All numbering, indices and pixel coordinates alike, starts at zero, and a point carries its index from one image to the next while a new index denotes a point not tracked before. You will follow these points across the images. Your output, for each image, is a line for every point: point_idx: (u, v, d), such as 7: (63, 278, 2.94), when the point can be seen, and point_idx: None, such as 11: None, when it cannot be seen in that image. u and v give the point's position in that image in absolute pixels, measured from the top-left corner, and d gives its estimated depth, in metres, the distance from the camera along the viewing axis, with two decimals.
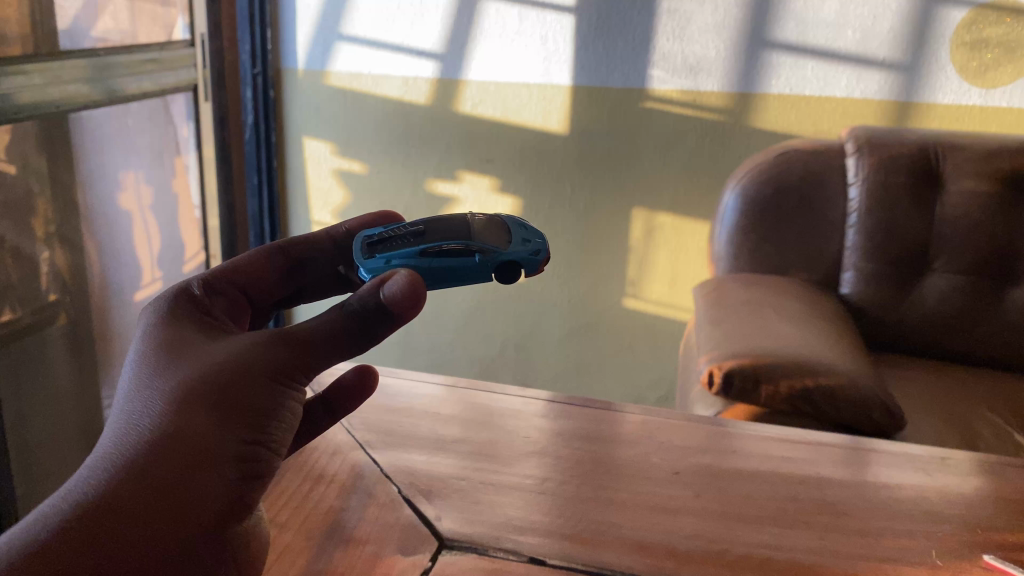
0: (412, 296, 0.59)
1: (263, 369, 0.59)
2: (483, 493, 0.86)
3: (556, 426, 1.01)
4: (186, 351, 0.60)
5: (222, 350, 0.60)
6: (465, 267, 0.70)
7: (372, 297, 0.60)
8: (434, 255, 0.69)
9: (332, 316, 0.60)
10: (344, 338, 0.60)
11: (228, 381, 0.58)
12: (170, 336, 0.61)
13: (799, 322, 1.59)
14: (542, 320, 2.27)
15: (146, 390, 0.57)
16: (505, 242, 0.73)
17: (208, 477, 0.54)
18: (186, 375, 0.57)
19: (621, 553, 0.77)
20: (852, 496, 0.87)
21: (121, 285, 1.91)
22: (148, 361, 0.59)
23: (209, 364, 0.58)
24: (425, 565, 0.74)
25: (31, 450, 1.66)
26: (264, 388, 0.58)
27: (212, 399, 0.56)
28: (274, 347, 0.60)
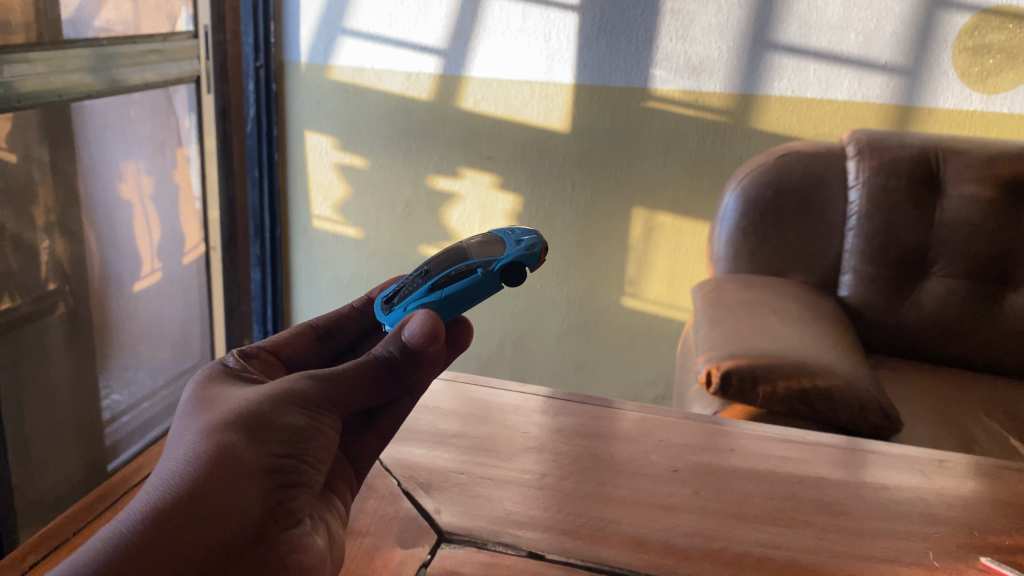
0: (433, 332, 0.68)
1: (290, 397, 0.65)
2: (482, 487, 0.86)
3: (555, 422, 1.02)
4: (222, 395, 0.66)
5: (255, 391, 0.66)
6: (470, 284, 0.76)
7: (398, 344, 0.68)
8: (442, 286, 0.76)
9: (358, 360, 0.68)
10: (367, 373, 0.67)
11: (262, 410, 0.63)
12: (209, 388, 0.68)
13: (798, 324, 1.59)
14: (540, 317, 2.28)
15: (188, 426, 0.63)
16: (502, 249, 0.78)
17: (244, 489, 0.59)
18: (223, 409, 0.64)
19: (619, 549, 0.77)
20: (849, 497, 0.87)
21: (120, 275, 1.91)
22: (189, 406, 0.66)
23: (244, 399, 0.65)
24: (424, 558, 0.75)
25: (27, 438, 1.66)
26: (292, 412, 0.64)
27: (246, 424, 0.62)
28: (301, 381, 0.66)
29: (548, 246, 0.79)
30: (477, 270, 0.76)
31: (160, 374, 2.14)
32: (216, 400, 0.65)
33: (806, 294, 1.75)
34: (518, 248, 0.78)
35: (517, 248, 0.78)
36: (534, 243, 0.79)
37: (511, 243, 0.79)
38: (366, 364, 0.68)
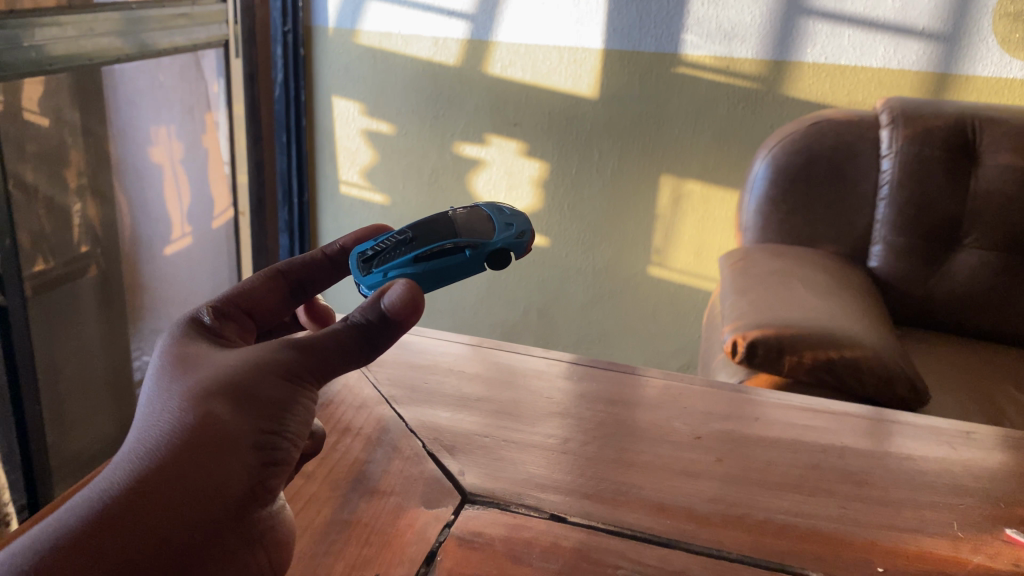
0: (411, 301, 0.66)
1: (271, 368, 0.62)
2: (505, 450, 0.87)
3: (578, 388, 1.02)
4: (203, 358, 0.63)
5: (236, 357, 0.63)
6: (455, 263, 0.79)
7: (375, 311, 0.66)
8: (425, 260, 0.78)
9: (337, 327, 0.66)
10: (348, 345, 0.65)
11: (243, 381, 0.61)
12: (188, 349, 0.65)
13: (827, 295, 1.58)
14: (566, 285, 2.28)
15: (167, 392, 0.60)
16: (490, 233, 0.82)
17: (226, 465, 0.57)
18: (203, 376, 0.61)
19: (641, 514, 0.77)
20: (874, 466, 0.87)
21: (151, 239, 1.93)
22: (167, 367, 0.62)
23: (226, 366, 0.62)
24: (448, 518, 0.76)
25: (62, 398, 1.70)
26: (272, 382, 0.62)
27: (227, 395, 0.59)
28: (282, 350, 0.64)
29: (535, 238, 0.84)
30: (464, 250, 0.80)
31: None
32: (195, 364, 0.62)
33: (835, 264, 1.74)
34: (507, 234, 0.82)
35: (505, 236, 0.82)
36: (524, 230, 0.83)
37: (498, 228, 0.83)
38: (343, 334, 0.65)
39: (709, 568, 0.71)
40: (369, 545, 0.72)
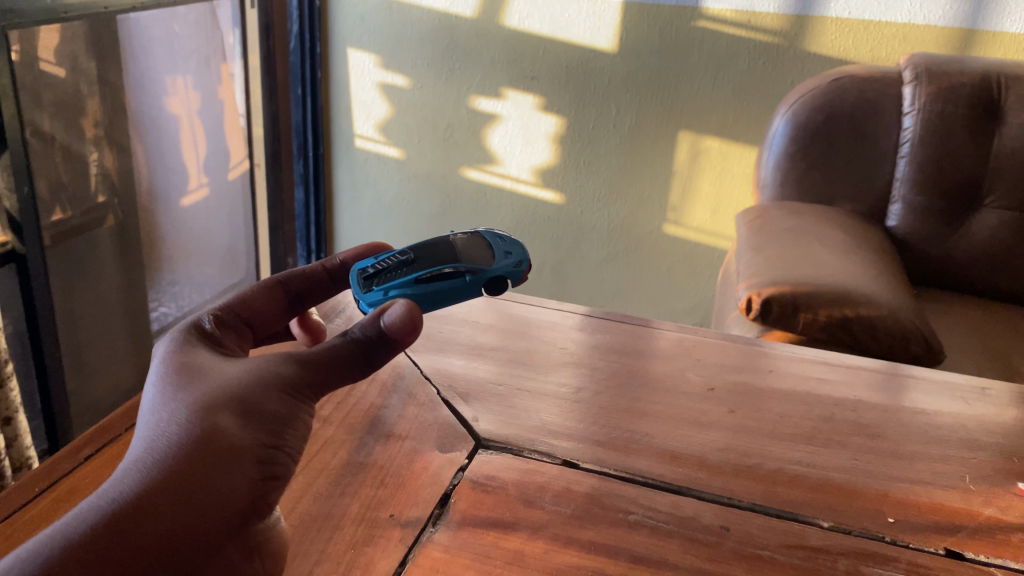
0: (410, 322, 0.65)
1: (272, 383, 0.62)
2: (519, 398, 0.88)
3: (592, 339, 1.03)
4: (205, 369, 0.63)
5: (237, 370, 0.63)
6: (455, 287, 0.78)
7: (373, 328, 0.65)
8: (427, 281, 0.77)
9: (336, 342, 0.65)
10: (348, 361, 0.65)
11: (244, 395, 0.60)
12: (189, 357, 0.64)
13: (844, 253, 1.57)
14: (582, 241, 2.27)
15: (168, 401, 0.59)
16: (490, 259, 0.82)
17: (228, 478, 0.56)
18: (208, 389, 0.60)
19: (653, 462, 0.78)
20: (887, 419, 0.87)
21: (167, 190, 1.94)
22: (168, 376, 0.62)
23: (230, 379, 0.62)
24: (462, 463, 0.77)
25: (81, 345, 1.73)
26: (272, 397, 0.61)
27: (229, 408, 0.59)
28: (284, 366, 0.63)
29: (530, 269, 0.84)
30: (465, 275, 0.79)
31: (208, 290, 2.19)
32: (197, 375, 0.62)
33: (853, 222, 1.73)
34: (505, 262, 0.81)
35: (505, 262, 0.82)
36: (521, 260, 0.83)
37: (496, 254, 0.82)
38: (344, 349, 0.65)
39: (720, 515, 0.71)
40: (384, 487, 0.73)
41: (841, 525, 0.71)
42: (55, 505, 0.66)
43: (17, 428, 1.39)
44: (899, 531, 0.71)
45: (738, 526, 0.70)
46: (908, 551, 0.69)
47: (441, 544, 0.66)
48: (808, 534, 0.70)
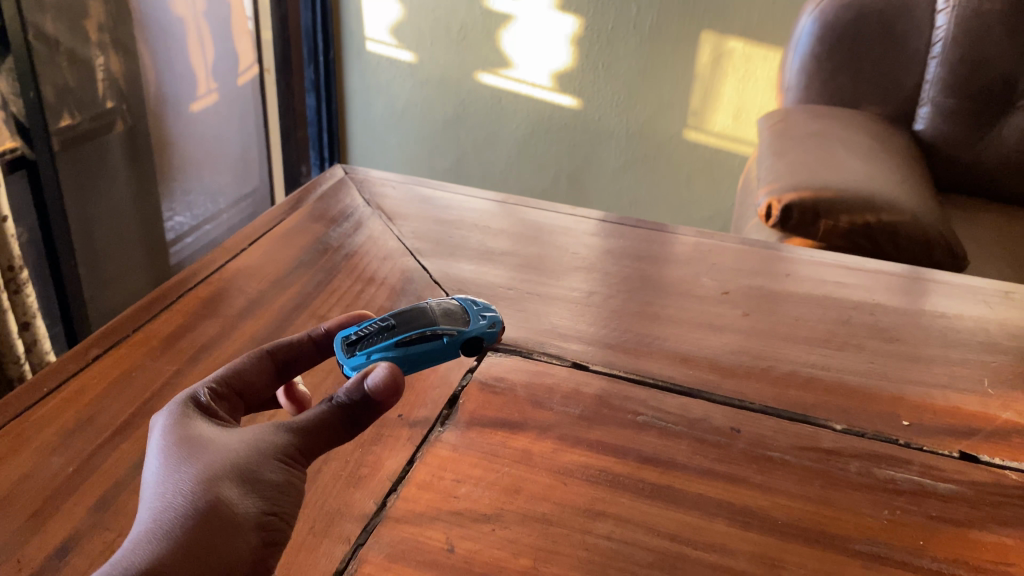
0: (393, 384, 0.54)
1: (262, 446, 0.49)
2: (531, 302, 0.86)
3: (606, 244, 1.00)
4: (193, 428, 0.50)
5: (228, 433, 0.50)
6: (431, 350, 0.65)
7: (357, 392, 0.53)
8: (406, 342, 0.64)
9: (321, 410, 0.53)
10: (337, 428, 0.52)
11: (236, 459, 0.47)
12: (176, 414, 0.51)
13: (869, 157, 1.52)
14: (599, 148, 2.23)
15: (151, 475, 0.46)
16: (463, 318, 0.69)
17: (226, 557, 0.43)
18: (211, 458, 0.47)
19: (664, 364, 0.77)
20: (906, 323, 0.85)
21: (176, 96, 1.90)
22: (152, 443, 0.49)
23: (233, 446, 0.48)
24: (470, 365, 0.76)
25: (97, 253, 1.73)
26: (265, 461, 0.48)
27: (219, 473, 0.46)
28: (275, 430, 0.50)
29: (502, 329, 0.72)
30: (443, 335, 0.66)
31: (222, 198, 2.17)
32: (185, 435, 0.49)
33: (879, 125, 1.68)
34: (481, 323, 0.70)
35: (476, 321, 0.70)
36: (495, 319, 0.71)
37: (465, 312, 0.70)
38: (331, 418, 0.52)
39: (731, 417, 0.71)
40: None
41: (855, 428, 0.70)
42: (66, 403, 0.67)
43: (36, 333, 1.40)
44: (914, 435, 0.70)
45: (749, 428, 0.69)
46: (922, 453, 0.68)
47: (449, 443, 0.66)
48: (821, 436, 0.69)
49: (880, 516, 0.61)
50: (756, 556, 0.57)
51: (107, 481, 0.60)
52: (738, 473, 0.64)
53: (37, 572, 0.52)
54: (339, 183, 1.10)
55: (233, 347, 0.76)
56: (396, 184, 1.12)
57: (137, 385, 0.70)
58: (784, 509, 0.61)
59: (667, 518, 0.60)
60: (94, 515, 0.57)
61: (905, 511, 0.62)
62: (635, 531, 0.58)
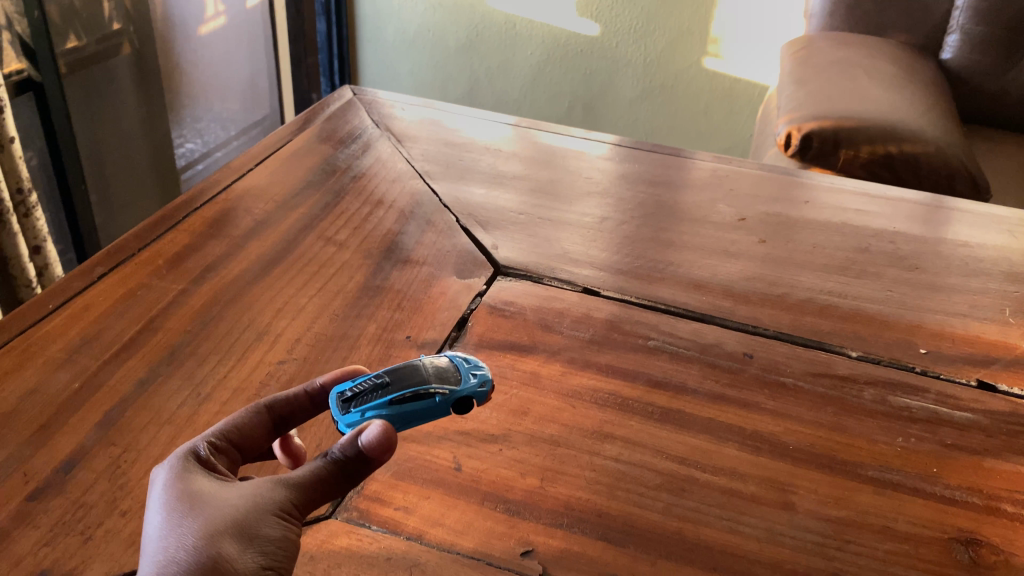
0: (384, 443, 0.45)
1: (258, 503, 0.42)
2: (542, 227, 0.85)
3: (620, 169, 0.98)
4: (191, 479, 0.44)
5: (225, 487, 0.43)
6: (424, 411, 0.51)
7: (352, 447, 0.45)
8: (400, 400, 0.50)
9: (317, 464, 0.45)
10: (334, 485, 0.44)
11: (229, 519, 0.41)
12: (172, 463, 0.45)
13: (893, 86, 1.48)
14: (615, 78, 2.18)
15: (151, 537, 0.41)
16: (453, 368, 0.54)
17: None
18: (207, 522, 0.41)
19: (677, 290, 0.76)
20: (927, 252, 0.83)
21: (184, 19, 1.85)
22: (153, 499, 0.43)
23: (231, 505, 0.42)
24: (479, 289, 0.75)
25: (107, 179, 1.72)
26: (261, 520, 0.41)
27: (212, 538, 0.40)
28: (271, 484, 0.43)
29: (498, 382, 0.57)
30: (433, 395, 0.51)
31: (232, 126, 2.15)
32: (181, 489, 0.43)
33: (905, 53, 1.62)
34: (472, 376, 0.54)
35: (473, 374, 0.54)
36: (487, 369, 0.55)
37: (460, 361, 0.55)
38: (327, 473, 0.44)
39: (743, 343, 0.69)
40: (400, 310, 0.71)
41: (871, 355, 0.69)
42: (72, 321, 0.66)
43: (47, 257, 1.39)
44: (932, 362, 0.68)
45: (761, 354, 0.68)
46: (938, 381, 0.66)
47: None
48: (835, 363, 0.68)
49: (893, 444, 0.60)
50: (766, 480, 0.56)
51: (112, 398, 0.59)
52: (750, 398, 0.63)
53: (44, 485, 0.52)
54: (348, 103, 1.08)
55: (239, 269, 0.75)
56: (406, 106, 1.09)
57: (142, 303, 0.69)
58: (795, 434, 0.60)
59: (677, 442, 0.59)
60: (100, 431, 0.57)
61: (918, 438, 0.61)
62: (643, 454, 0.58)
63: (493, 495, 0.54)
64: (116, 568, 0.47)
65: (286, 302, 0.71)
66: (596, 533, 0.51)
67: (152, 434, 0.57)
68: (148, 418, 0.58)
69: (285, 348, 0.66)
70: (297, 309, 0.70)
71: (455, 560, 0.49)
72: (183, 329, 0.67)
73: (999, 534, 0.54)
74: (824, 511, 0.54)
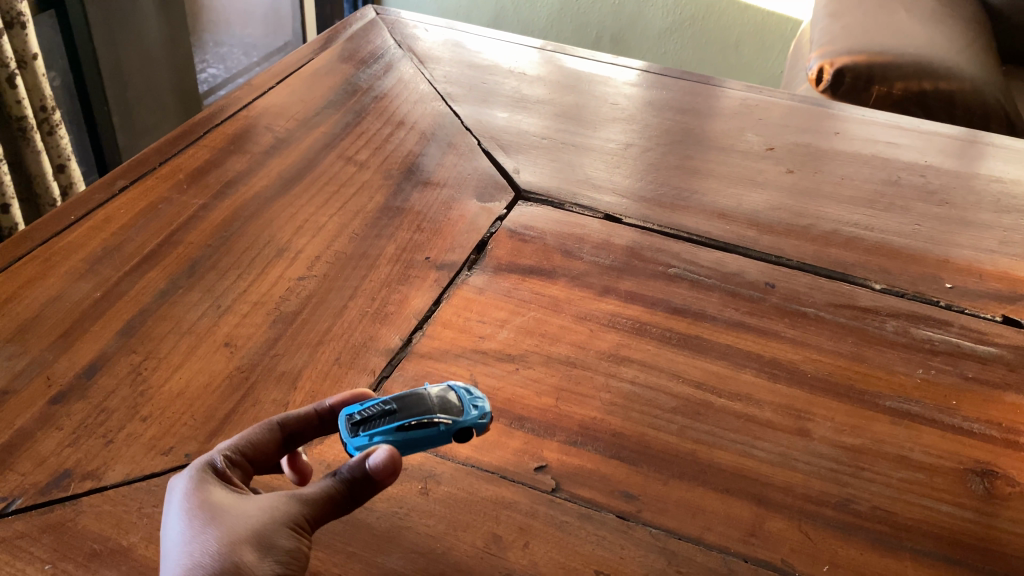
0: (390, 469, 0.41)
1: (269, 519, 0.39)
2: (566, 153, 0.83)
3: (647, 95, 0.96)
4: (205, 488, 0.41)
5: (239, 499, 0.40)
6: (426, 442, 0.45)
7: (358, 468, 0.41)
8: (407, 428, 0.44)
9: (326, 481, 0.41)
10: (345, 505, 0.41)
11: (241, 534, 0.38)
12: (186, 474, 0.42)
13: (931, 22, 1.43)
14: (644, 9, 2.12)
15: (171, 545, 0.39)
16: (457, 397, 0.47)
17: None
18: (225, 535, 0.38)
19: (701, 219, 0.75)
20: (958, 187, 0.81)
21: None
22: (171, 508, 0.40)
23: (248, 517, 0.39)
24: (500, 213, 0.74)
25: (130, 104, 1.64)
26: (272, 536, 0.38)
27: (223, 556, 0.37)
28: (284, 497, 0.40)
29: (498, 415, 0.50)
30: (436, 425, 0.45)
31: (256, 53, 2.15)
32: (194, 500, 0.40)
33: None
34: (474, 409, 0.47)
35: (477, 401, 0.48)
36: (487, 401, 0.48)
37: (463, 385, 0.48)
38: (338, 492, 0.41)
39: (765, 273, 0.69)
40: (420, 232, 0.71)
41: (895, 288, 0.68)
42: (94, 232, 0.67)
43: (71, 177, 1.39)
44: (956, 297, 0.67)
45: (783, 284, 0.68)
46: (963, 315, 0.65)
47: (476, 287, 0.65)
48: (858, 295, 0.67)
49: (913, 375, 0.60)
50: (782, 407, 0.56)
51: (134, 307, 0.60)
52: (769, 327, 0.63)
53: (68, 389, 0.53)
54: (370, 23, 1.06)
55: (260, 185, 0.75)
56: (430, 27, 1.07)
57: (164, 216, 0.69)
58: (813, 362, 0.60)
59: (694, 367, 0.59)
60: (123, 338, 0.57)
61: (940, 371, 0.60)
62: (660, 377, 0.58)
63: (508, 412, 0.54)
64: (137, 471, 0.48)
65: (306, 220, 0.71)
66: (610, 452, 0.52)
67: (173, 342, 0.57)
68: (169, 328, 0.58)
69: (305, 265, 0.66)
70: (317, 227, 0.70)
71: (469, 474, 0.49)
72: (203, 243, 0.67)
73: (1017, 466, 0.53)
74: (840, 439, 0.54)
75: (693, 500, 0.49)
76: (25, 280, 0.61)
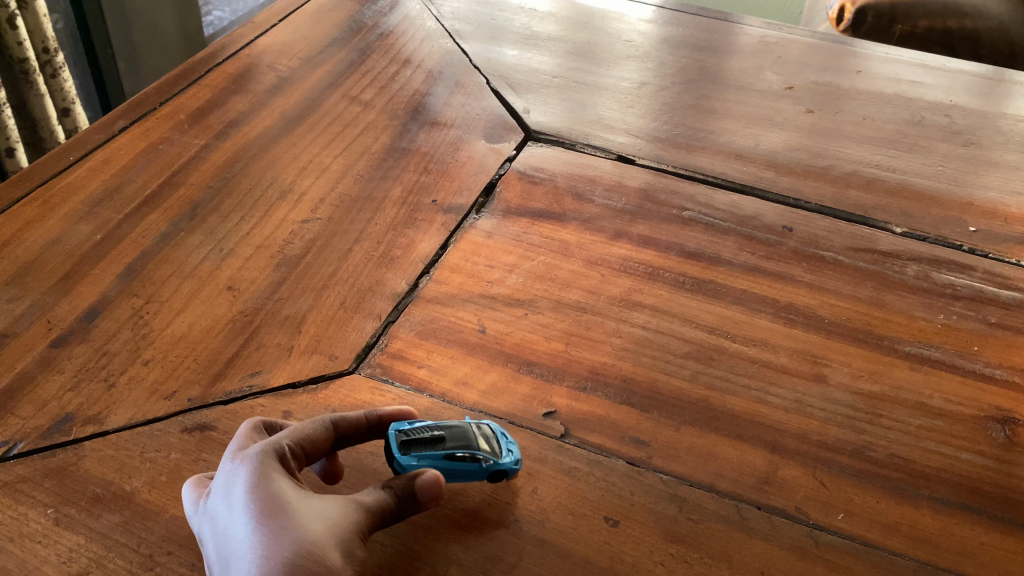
0: (434, 493, 0.40)
1: (341, 524, 0.37)
2: (577, 92, 0.81)
3: (662, 32, 0.92)
4: (273, 478, 0.38)
5: (307, 496, 0.38)
6: (466, 473, 0.43)
7: (406, 484, 0.40)
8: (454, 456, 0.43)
9: (379, 493, 0.40)
10: (392, 519, 0.40)
11: (324, 537, 0.36)
12: (247, 459, 0.39)
13: None
14: None
15: (244, 538, 0.36)
16: (494, 438, 0.45)
17: None
18: (307, 534, 0.36)
19: (716, 160, 0.72)
20: (984, 127, 0.78)
21: None
22: (235, 496, 0.37)
23: (322, 519, 0.37)
24: (509, 154, 0.72)
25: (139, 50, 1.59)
26: (347, 543, 0.37)
27: (310, 556, 0.35)
28: (348, 503, 0.39)
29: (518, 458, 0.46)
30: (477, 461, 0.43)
31: None
32: (264, 492, 0.37)
33: None
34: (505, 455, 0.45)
35: (511, 442, 0.45)
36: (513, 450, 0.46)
37: (498, 426, 0.46)
38: (391, 506, 0.40)
39: (783, 216, 0.67)
40: (427, 173, 0.69)
41: (916, 232, 0.66)
42: (93, 173, 0.65)
43: (76, 121, 1.37)
44: (980, 241, 0.65)
45: (801, 228, 0.65)
46: (986, 260, 0.63)
47: (484, 231, 0.63)
48: (878, 239, 0.65)
49: (933, 321, 0.58)
50: (798, 353, 0.55)
51: (134, 250, 0.59)
52: (785, 271, 0.61)
53: (68, 333, 0.52)
54: None
55: (263, 125, 0.73)
56: None
57: (164, 157, 0.68)
58: (830, 307, 0.58)
59: (706, 312, 0.57)
60: (123, 281, 0.56)
61: (961, 317, 0.58)
62: (673, 322, 0.56)
63: (517, 357, 0.53)
64: (140, 415, 0.47)
65: (309, 161, 0.69)
66: (620, 398, 0.50)
67: (174, 286, 0.56)
68: (171, 271, 0.57)
69: (309, 207, 0.64)
70: (320, 168, 0.68)
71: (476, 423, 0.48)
72: (205, 185, 0.65)
73: None
74: (857, 385, 0.53)
75: (706, 447, 0.48)
76: (23, 223, 0.60)
